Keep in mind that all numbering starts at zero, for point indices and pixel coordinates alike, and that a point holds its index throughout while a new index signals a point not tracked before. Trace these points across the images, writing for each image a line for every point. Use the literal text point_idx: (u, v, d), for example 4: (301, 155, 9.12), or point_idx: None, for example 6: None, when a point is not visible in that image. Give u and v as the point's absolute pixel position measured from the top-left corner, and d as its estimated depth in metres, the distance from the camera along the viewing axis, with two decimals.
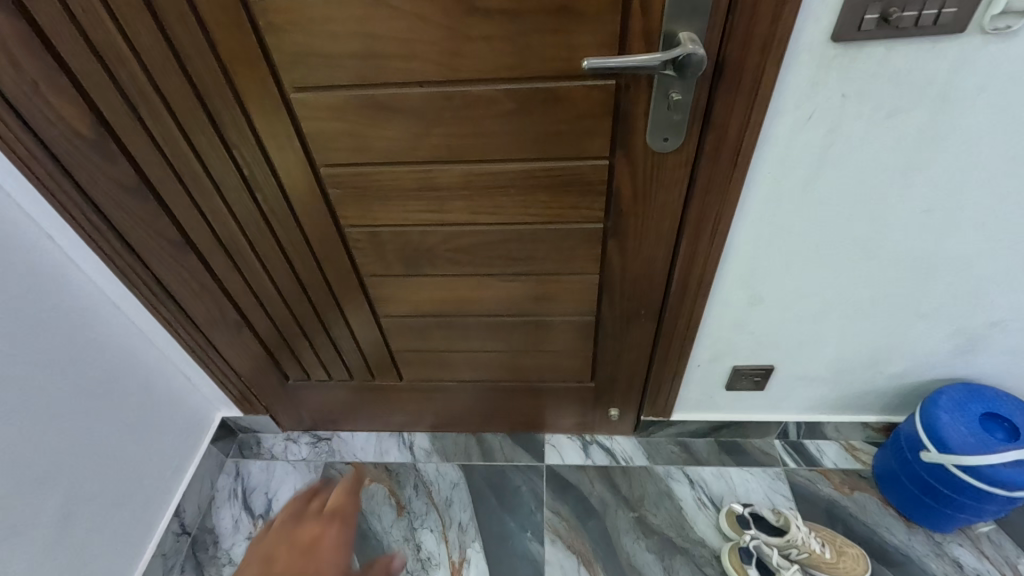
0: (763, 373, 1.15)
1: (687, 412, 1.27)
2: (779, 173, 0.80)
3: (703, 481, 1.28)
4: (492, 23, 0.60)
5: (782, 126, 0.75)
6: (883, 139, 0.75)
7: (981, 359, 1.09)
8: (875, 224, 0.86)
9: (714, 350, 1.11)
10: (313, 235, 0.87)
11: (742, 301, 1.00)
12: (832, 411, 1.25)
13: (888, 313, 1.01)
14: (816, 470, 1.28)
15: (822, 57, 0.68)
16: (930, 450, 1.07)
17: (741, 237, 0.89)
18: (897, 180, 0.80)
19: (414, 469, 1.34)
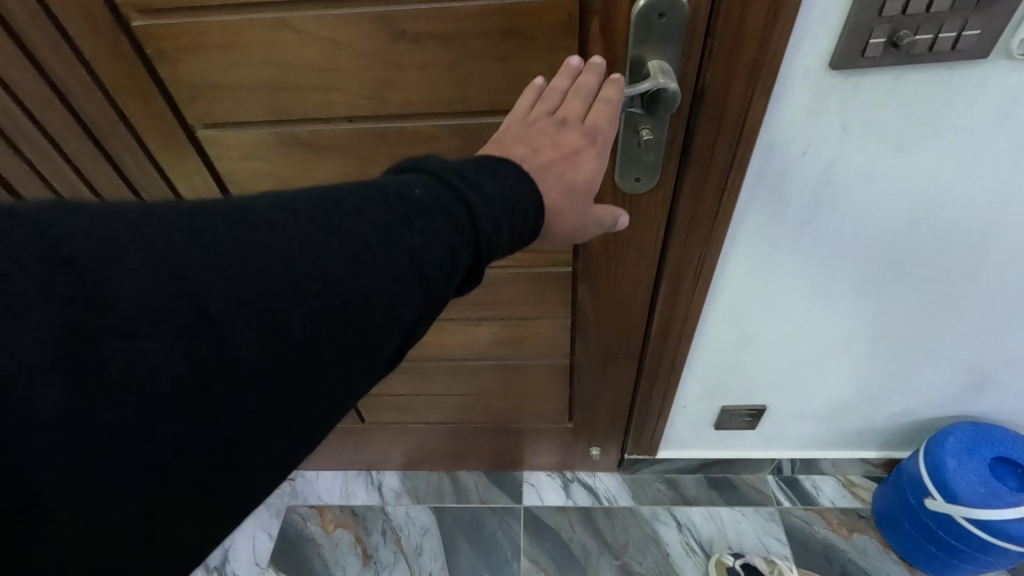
0: (754, 413, 1.06)
1: (675, 450, 1.18)
2: (771, 209, 0.71)
3: (692, 524, 1.19)
4: (425, 50, 0.50)
5: (773, 160, 0.66)
6: (888, 173, 0.67)
7: (991, 397, 1.00)
8: (878, 262, 0.77)
9: (700, 390, 1.02)
10: None
11: (732, 342, 0.92)
12: (828, 448, 1.16)
13: (892, 353, 0.93)
14: (812, 510, 1.19)
15: (818, 86, 0.59)
16: (936, 499, 1.00)
17: (730, 276, 0.80)
18: (904, 217, 0.71)
19: (382, 512, 1.25)
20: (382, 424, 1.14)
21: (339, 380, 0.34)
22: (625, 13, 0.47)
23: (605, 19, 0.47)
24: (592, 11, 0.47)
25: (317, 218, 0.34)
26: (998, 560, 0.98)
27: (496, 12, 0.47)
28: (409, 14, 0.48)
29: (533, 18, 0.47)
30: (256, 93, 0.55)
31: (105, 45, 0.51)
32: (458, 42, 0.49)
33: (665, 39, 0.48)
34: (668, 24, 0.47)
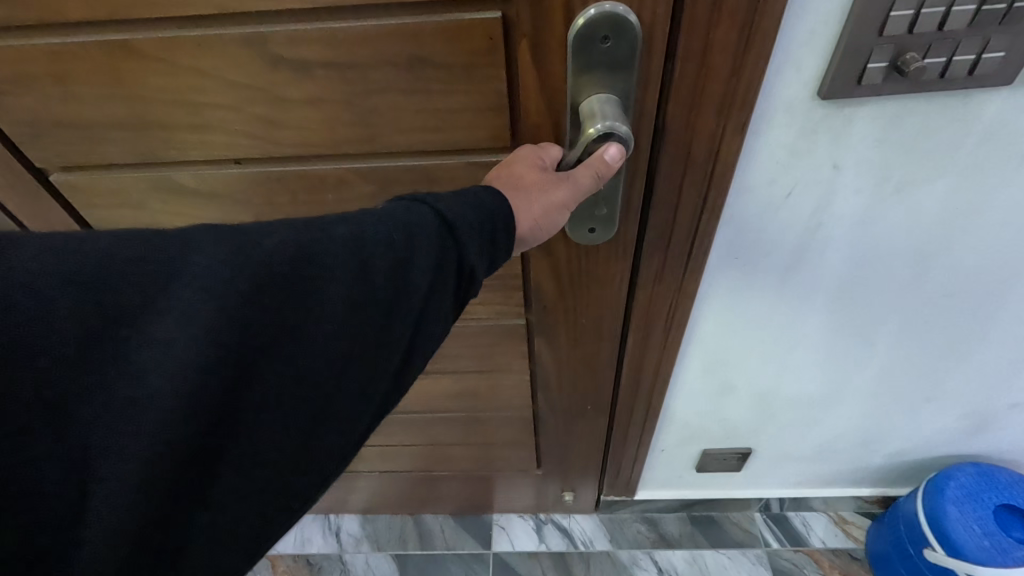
0: (740, 456, 0.98)
1: (654, 490, 1.10)
2: (753, 255, 0.62)
3: (675, 569, 1.10)
4: (314, 81, 0.42)
5: (753, 202, 0.57)
6: (886, 217, 0.58)
7: (994, 437, 0.92)
8: (873, 309, 0.69)
9: (681, 434, 0.93)
10: None
11: (712, 390, 0.83)
12: (818, 487, 1.08)
13: (888, 398, 0.84)
14: (803, 552, 1.11)
15: (806, 119, 0.49)
16: (935, 549, 0.92)
17: (708, 324, 0.71)
18: (904, 261, 0.63)
19: (340, 562, 1.15)
20: None
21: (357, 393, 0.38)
22: (558, 36, 0.37)
23: (534, 44, 0.38)
24: (518, 33, 0.38)
25: (308, 234, 0.35)
26: None
27: (396, 36, 0.38)
28: (291, 38, 0.39)
29: (440, 44, 0.38)
30: (122, 130, 0.47)
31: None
32: (352, 72, 0.41)
33: (612, 69, 0.38)
34: (613, 51, 0.37)
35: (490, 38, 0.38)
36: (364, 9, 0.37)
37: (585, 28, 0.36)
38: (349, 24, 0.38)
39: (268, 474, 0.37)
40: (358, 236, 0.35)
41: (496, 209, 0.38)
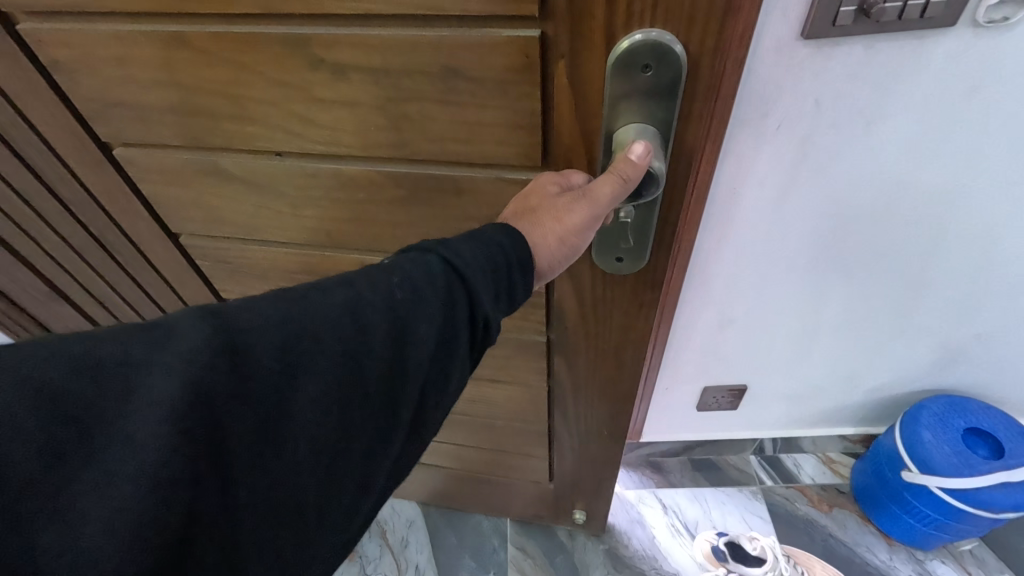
0: (736, 393, 1.06)
1: (656, 435, 1.18)
2: (747, 188, 0.71)
3: (677, 506, 1.19)
4: (351, 84, 0.42)
5: (747, 137, 0.65)
6: (861, 150, 0.66)
7: (964, 370, 1.01)
8: (851, 242, 0.77)
9: (684, 372, 1.02)
10: (194, 300, 0.73)
11: (710, 323, 0.91)
12: (808, 426, 1.15)
13: (868, 331, 0.93)
14: (794, 488, 1.20)
15: (792, 57, 0.57)
16: (911, 470, 1.01)
17: (706, 255, 0.80)
18: (878, 193, 0.71)
19: None
20: None
21: (360, 457, 0.37)
22: (598, 61, 0.37)
23: (576, 67, 0.37)
24: (557, 52, 0.37)
25: (303, 301, 0.34)
26: (972, 527, 0.98)
27: (435, 46, 0.38)
28: (331, 42, 0.39)
29: (477, 60, 0.38)
30: (166, 115, 0.48)
31: (15, 55, 0.45)
32: (386, 75, 0.41)
33: (652, 96, 0.38)
34: (655, 79, 0.37)
35: (528, 58, 0.38)
36: (404, 20, 0.37)
37: (627, 54, 0.36)
38: (387, 31, 0.38)
39: (264, 550, 0.36)
40: (355, 300, 0.35)
41: (511, 253, 0.39)
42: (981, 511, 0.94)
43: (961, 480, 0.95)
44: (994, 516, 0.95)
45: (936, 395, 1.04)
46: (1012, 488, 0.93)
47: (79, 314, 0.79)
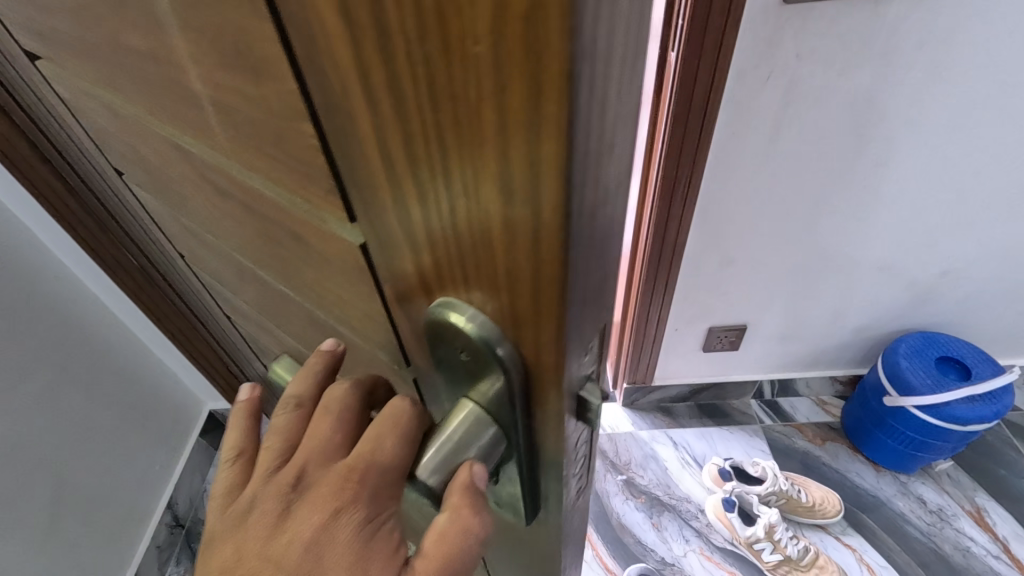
0: (737, 333, 1.20)
1: (669, 375, 1.32)
2: (741, 132, 0.84)
3: (686, 442, 1.32)
4: (219, 209, 0.30)
5: (743, 84, 0.79)
6: (836, 96, 0.79)
7: (933, 307, 1.14)
8: (830, 180, 0.90)
9: (688, 312, 1.16)
10: (219, 315, 0.76)
11: (713, 261, 1.05)
12: (804, 367, 1.30)
13: (848, 268, 1.05)
14: (791, 426, 1.33)
15: (775, 19, 0.72)
16: (893, 394, 1.12)
17: (708, 195, 0.93)
18: (848, 135, 0.84)
19: None
20: None
21: None
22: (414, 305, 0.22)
23: (399, 308, 0.23)
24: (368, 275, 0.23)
25: None
26: (946, 444, 1.10)
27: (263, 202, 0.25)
28: (188, 159, 0.29)
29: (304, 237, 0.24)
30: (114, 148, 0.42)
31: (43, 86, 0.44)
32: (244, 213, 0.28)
33: (483, 388, 0.22)
34: (475, 370, 0.22)
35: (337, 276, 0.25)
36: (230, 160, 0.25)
37: (431, 323, 0.22)
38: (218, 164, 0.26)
39: None
40: None
41: None
42: (952, 424, 1.05)
43: (933, 397, 1.07)
44: (963, 428, 1.06)
45: (912, 333, 1.17)
46: (975, 402, 1.05)
47: (162, 272, 0.88)
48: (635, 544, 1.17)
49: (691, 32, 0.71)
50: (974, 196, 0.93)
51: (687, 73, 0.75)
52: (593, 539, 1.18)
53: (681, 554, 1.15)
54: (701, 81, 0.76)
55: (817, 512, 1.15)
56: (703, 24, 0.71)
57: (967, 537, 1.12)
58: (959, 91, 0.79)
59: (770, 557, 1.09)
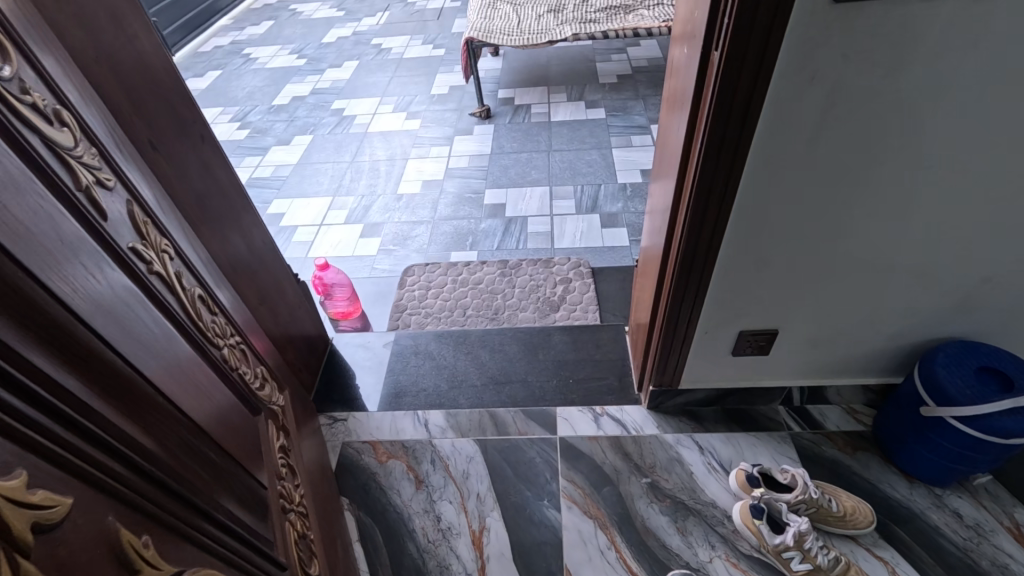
0: (768, 337, 1.18)
1: (696, 381, 1.30)
2: (781, 136, 0.81)
3: (712, 447, 1.30)
4: None
5: (788, 87, 0.75)
6: (883, 94, 0.77)
7: (972, 316, 1.11)
8: (869, 182, 0.88)
9: (721, 315, 1.13)
10: (197, 303, 0.81)
11: (748, 264, 1.02)
12: (835, 375, 1.27)
13: (886, 272, 1.03)
14: (820, 434, 1.30)
15: (825, 20, 0.68)
16: (930, 405, 1.09)
17: (741, 200, 0.91)
18: (894, 136, 0.82)
19: (430, 445, 1.36)
20: (313, 436, 1.23)
21: None
22: None
23: None
24: None
25: None
26: (987, 457, 1.06)
27: None
28: None
29: None
30: None
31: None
32: None
33: None
34: None
35: None
36: None
37: None
38: None
39: None
40: None
41: None
42: (993, 437, 1.02)
43: (972, 408, 1.04)
44: (1005, 442, 1.02)
45: (950, 341, 1.14)
46: (1019, 415, 1.01)
47: (195, 256, 0.90)
48: (660, 548, 1.15)
49: (737, 32, 0.69)
50: (1020, 202, 0.91)
51: (732, 74, 0.73)
52: (617, 542, 1.16)
53: (706, 560, 1.12)
54: (744, 86, 0.75)
55: (848, 522, 1.11)
56: (751, 25, 0.68)
57: (1006, 553, 1.09)
58: (1015, 90, 0.77)
59: (799, 566, 1.06)
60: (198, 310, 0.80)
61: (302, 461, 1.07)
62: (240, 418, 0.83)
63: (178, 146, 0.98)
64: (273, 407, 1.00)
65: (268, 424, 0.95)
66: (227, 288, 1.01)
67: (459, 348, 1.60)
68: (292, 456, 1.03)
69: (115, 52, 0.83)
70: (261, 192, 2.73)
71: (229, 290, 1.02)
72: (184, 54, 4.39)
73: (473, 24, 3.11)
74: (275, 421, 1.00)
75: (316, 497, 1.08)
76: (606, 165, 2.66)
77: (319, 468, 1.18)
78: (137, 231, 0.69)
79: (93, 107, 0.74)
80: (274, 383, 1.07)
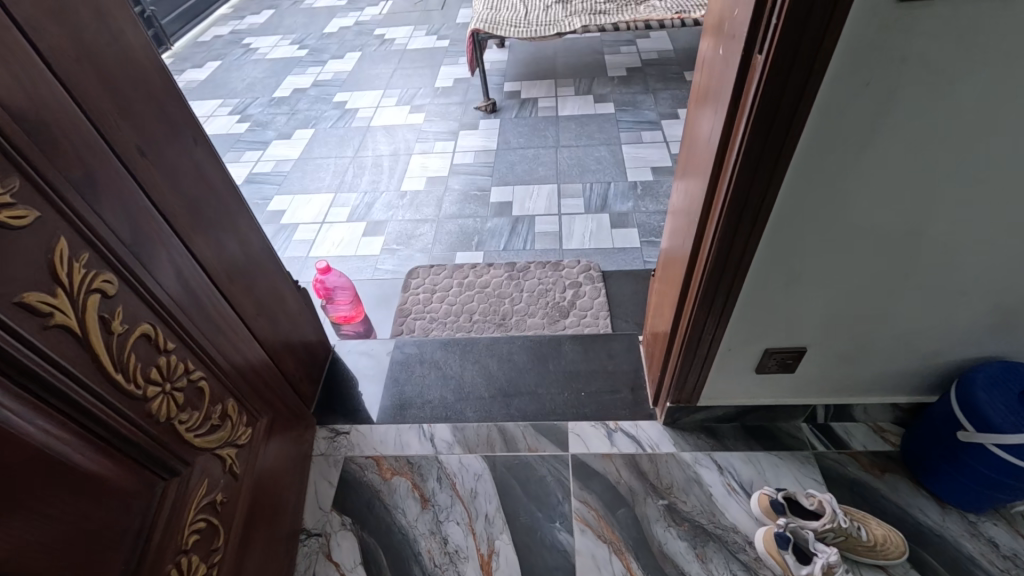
0: (795, 355, 1.11)
1: (716, 399, 1.24)
2: (827, 144, 0.74)
3: (733, 468, 1.24)
4: None
5: (839, 92, 0.68)
6: (943, 102, 0.69)
7: (1015, 335, 1.04)
8: (915, 195, 0.81)
9: (747, 331, 1.07)
10: (125, 346, 0.74)
11: (779, 278, 0.96)
12: (864, 392, 1.21)
13: (925, 289, 0.97)
14: (846, 454, 1.24)
15: (886, 19, 0.61)
16: (969, 430, 1.03)
17: (775, 212, 0.83)
18: (947, 148, 0.75)
19: (436, 461, 1.30)
20: (278, 457, 1.17)
21: None
22: None
23: None
24: None
25: None
26: None
27: None
28: None
29: None
30: None
31: None
32: None
33: None
34: None
35: None
36: None
37: None
38: None
39: None
40: None
41: None
42: None
43: (1015, 436, 0.97)
44: None
45: (990, 362, 1.08)
46: None
47: (160, 282, 0.84)
48: None
49: (787, 31, 0.62)
50: None
51: (780, 77, 0.66)
52: (633, 567, 1.11)
53: None
54: (792, 89, 0.67)
55: (878, 552, 1.05)
56: (804, 24, 0.61)
57: None
58: None
59: None
60: (127, 357, 0.74)
61: (246, 502, 1.01)
62: (138, 489, 0.75)
63: (170, 152, 0.91)
64: (220, 451, 0.94)
65: (194, 475, 0.86)
66: (202, 314, 0.94)
67: (466, 357, 1.54)
68: (226, 509, 0.95)
69: (97, 51, 0.76)
70: (261, 188, 2.67)
71: (204, 314, 0.95)
72: (183, 44, 4.30)
73: (478, 15, 3.01)
74: (217, 468, 0.93)
75: (249, 536, 1.02)
76: (615, 162, 2.58)
77: (275, 475, 1.15)
78: (49, 270, 0.64)
79: (55, 122, 0.68)
80: (238, 416, 1.02)
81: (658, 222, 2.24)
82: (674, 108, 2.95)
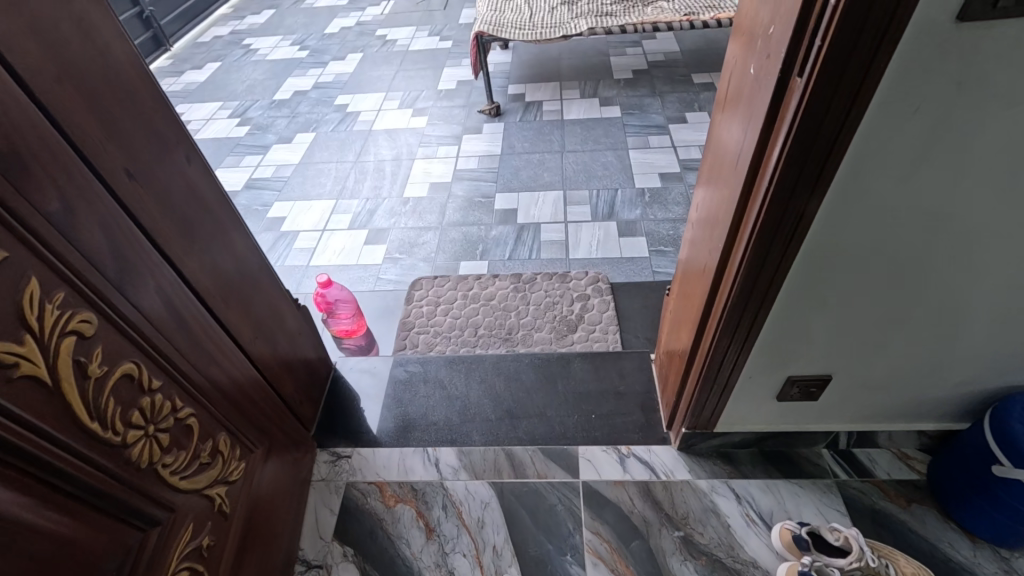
0: (819, 383, 1.06)
1: (734, 425, 1.19)
2: (869, 172, 0.69)
3: (751, 497, 1.18)
4: None
5: (886, 118, 0.63)
6: (999, 130, 0.64)
7: None
8: (959, 224, 0.76)
9: (769, 358, 1.01)
10: (102, 390, 0.69)
11: (807, 307, 0.90)
12: (890, 420, 1.15)
13: (961, 319, 0.91)
14: (870, 482, 1.19)
15: (942, 41, 0.55)
16: (1005, 465, 0.97)
17: (808, 240, 0.78)
18: (998, 177, 0.69)
19: (442, 488, 1.25)
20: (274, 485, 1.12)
21: None
22: None
23: None
24: None
25: None
26: None
27: None
28: None
29: None
30: None
31: None
32: None
33: None
34: None
35: None
36: None
37: None
38: None
39: None
40: None
41: None
42: None
43: None
44: None
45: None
46: None
47: (144, 315, 0.79)
48: None
49: (834, 53, 0.56)
50: None
51: (823, 102, 0.61)
52: None
53: None
54: (835, 114, 0.62)
55: None
56: (854, 45, 0.56)
57: None
58: None
59: None
60: (103, 403, 0.69)
61: (236, 540, 0.97)
62: (109, 545, 0.70)
63: (161, 173, 0.86)
64: (207, 491, 0.89)
65: (175, 521, 0.81)
66: (193, 345, 0.90)
67: (471, 376, 1.49)
68: (213, 551, 0.91)
69: (80, 70, 0.71)
70: (261, 194, 2.61)
71: (196, 344, 0.90)
72: (182, 44, 4.24)
73: (482, 16, 2.95)
74: (203, 510, 0.88)
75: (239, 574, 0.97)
76: (622, 168, 2.52)
77: (271, 503, 1.10)
78: (20, 315, 0.59)
79: (26, 149, 0.63)
80: (229, 451, 0.97)
81: (667, 230, 2.18)
82: (682, 111, 2.89)
